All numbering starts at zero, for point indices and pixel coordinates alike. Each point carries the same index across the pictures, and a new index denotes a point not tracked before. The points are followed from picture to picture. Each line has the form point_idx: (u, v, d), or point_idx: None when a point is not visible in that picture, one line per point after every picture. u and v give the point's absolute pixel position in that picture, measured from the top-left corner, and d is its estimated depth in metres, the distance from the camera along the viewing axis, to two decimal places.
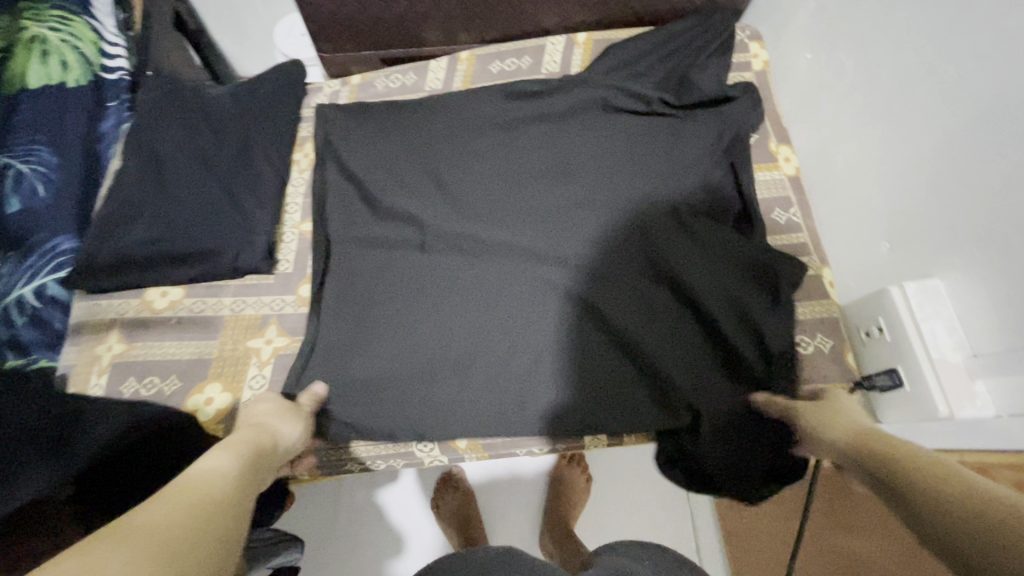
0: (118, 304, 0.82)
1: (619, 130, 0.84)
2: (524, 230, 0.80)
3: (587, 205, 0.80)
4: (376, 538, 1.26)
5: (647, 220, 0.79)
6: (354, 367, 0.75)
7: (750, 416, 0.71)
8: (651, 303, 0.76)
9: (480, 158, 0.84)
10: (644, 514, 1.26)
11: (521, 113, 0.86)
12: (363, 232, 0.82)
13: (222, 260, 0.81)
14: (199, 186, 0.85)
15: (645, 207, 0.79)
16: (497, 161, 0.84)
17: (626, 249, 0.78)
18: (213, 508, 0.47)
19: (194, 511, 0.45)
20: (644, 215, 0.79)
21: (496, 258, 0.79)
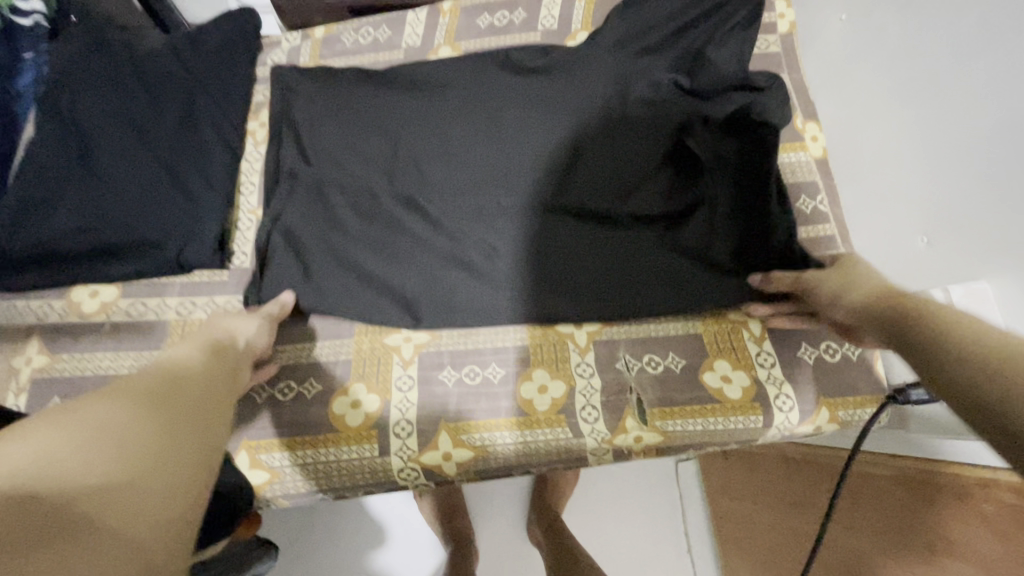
0: (36, 307, 0.68)
1: (624, 103, 0.74)
2: (511, 164, 0.73)
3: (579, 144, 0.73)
4: (355, 533, 1.19)
5: (649, 159, 0.72)
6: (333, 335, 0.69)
7: (757, 387, 0.66)
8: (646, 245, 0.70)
9: (463, 117, 0.75)
10: (635, 501, 1.22)
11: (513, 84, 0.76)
12: (337, 218, 0.71)
13: (163, 253, 0.69)
14: (135, 163, 0.71)
15: (648, 145, 0.72)
16: (482, 115, 0.75)
17: (620, 181, 0.72)
18: (210, 414, 0.40)
19: (173, 383, 0.41)
20: (645, 154, 0.72)
21: (477, 194, 0.72)
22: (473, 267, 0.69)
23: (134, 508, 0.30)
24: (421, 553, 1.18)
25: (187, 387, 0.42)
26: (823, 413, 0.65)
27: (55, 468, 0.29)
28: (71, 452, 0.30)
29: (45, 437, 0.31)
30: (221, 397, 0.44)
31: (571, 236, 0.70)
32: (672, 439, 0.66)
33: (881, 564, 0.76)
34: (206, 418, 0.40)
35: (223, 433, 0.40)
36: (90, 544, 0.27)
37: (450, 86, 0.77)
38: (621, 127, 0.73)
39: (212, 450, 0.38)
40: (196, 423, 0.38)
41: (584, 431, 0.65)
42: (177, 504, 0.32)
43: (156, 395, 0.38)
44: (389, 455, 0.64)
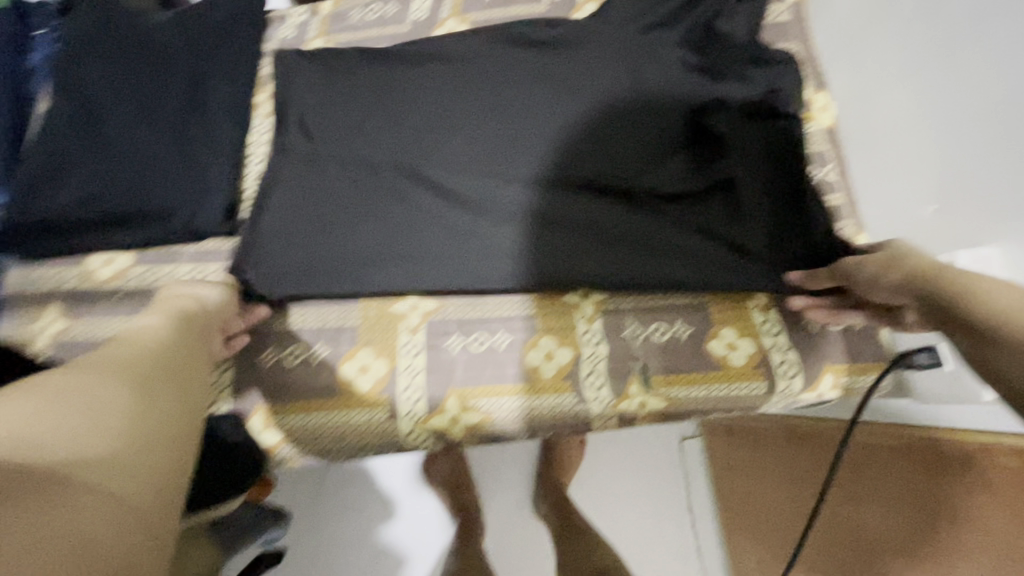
0: (53, 275, 0.70)
1: (644, 78, 0.72)
2: (527, 144, 0.71)
3: (595, 116, 0.71)
4: (364, 505, 1.22)
5: (669, 136, 0.71)
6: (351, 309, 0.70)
7: (763, 355, 0.66)
8: (663, 224, 0.68)
9: (479, 93, 0.73)
10: (639, 477, 1.23)
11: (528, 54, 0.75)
12: (347, 188, 0.72)
13: (175, 222, 0.70)
14: (146, 135, 0.72)
15: (667, 121, 0.71)
16: (498, 91, 0.73)
17: (641, 160, 0.70)
18: (181, 384, 0.43)
19: (145, 357, 0.43)
20: (664, 130, 0.71)
21: (493, 174, 0.70)
22: (490, 248, 0.68)
23: (116, 463, 0.33)
24: (428, 525, 1.20)
25: (161, 360, 0.44)
26: (827, 379, 0.66)
27: (35, 434, 0.32)
28: (48, 421, 0.33)
29: (17, 408, 0.33)
30: (189, 367, 0.46)
31: (591, 213, 0.69)
32: (677, 406, 0.67)
33: (886, 533, 0.77)
34: (175, 384, 0.42)
35: (194, 397, 0.43)
36: (81, 497, 0.30)
37: (459, 58, 0.76)
38: (644, 103, 0.71)
39: (185, 413, 0.40)
40: (164, 391, 0.40)
41: (589, 397, 0.66)
42: (150, 461, 0.35)
43: (123, 368, 0.40)
44: (398, 419, 0.66)
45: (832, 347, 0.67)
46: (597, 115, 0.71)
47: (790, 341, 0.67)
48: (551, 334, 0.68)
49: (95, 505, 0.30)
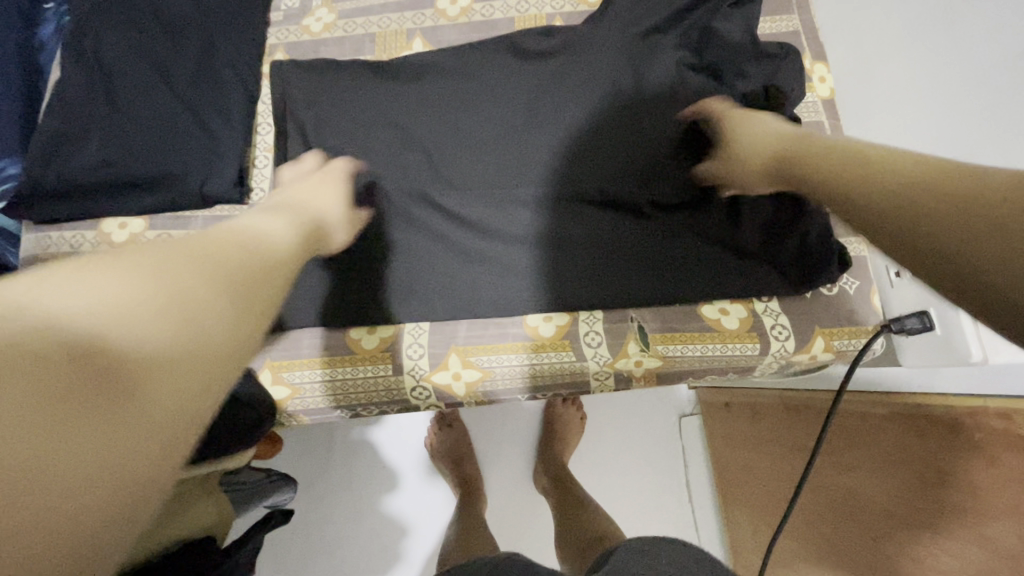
0: (69, 237, 0.72)
1: (637, 93, 0.73)
2: (527, 158, 0.73)
3: (596, 93, 0.74)
4: (368, 474, 1.25)
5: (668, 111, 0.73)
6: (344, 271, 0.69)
7: (755, 319, 0.68)
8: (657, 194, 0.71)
9: (487, 72, 0.77)
10: (637, 451, 1.26)
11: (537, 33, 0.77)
12: (359, 155, 0.75)
13: (187, 186, 0.72)
14: (158, 101, 0.74)
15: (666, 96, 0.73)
16: (505, 70, 0.77)
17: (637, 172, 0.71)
18: (208, 329, 0.28)
19: (187, 267, 0.31)
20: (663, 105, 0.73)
21: (495, 187, 0.72)
22: (493, 260, 0.70)
23: (180, 385, 0.26)
24: (431, 494, 1.24)
25: (179, 286, 0.29)
26: (819, 341, 0.68)
27: (126, 317, 0.26)
28: (133, 311, 0.26)
29: (124, 276, 0.28)
30: (260, 283, 0.34)
31: (588, 227, 0.70)
32: (671, 366, 0.69)
33: (874, 496, 0.79)
34: (199, 314, 0.29)
35: (227, 330, 0.30)
36: (134, 419, 0.25)
37: (458, 70, 0.77)
38: (638, 119, 0.72)
39: (230, 347, 0.29)
40: (194, 330, 0.28)
41: (588, 356, 0.68)
42: (216, 386, 0.28)
43: (106, 288, 0.27)
44: (403, 375, 0.68)
45: (824, 311, 0.68)
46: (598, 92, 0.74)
47: (781, 307, 0.68)
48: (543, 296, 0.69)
49: (142, 447, 0.25)
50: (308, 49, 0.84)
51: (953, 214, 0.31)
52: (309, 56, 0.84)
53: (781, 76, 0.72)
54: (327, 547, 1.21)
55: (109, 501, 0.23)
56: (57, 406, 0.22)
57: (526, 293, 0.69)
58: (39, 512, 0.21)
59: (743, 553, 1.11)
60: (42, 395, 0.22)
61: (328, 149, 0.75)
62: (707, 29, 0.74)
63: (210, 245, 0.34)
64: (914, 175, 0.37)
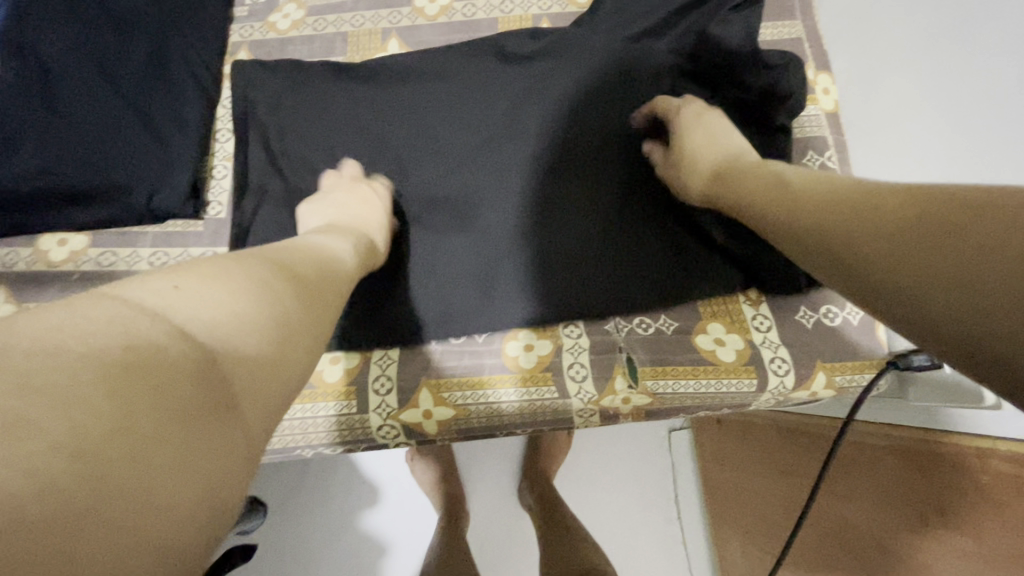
0: (4, 254, 0.66)
1: (626, 98, 0.68)
2: (505, 160, 0.67)
3: (583, 98, 0.68)
4: (344, 493, 1.19)
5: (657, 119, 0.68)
6: None
7: (751, 351, 0.63)
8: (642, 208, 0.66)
9: (465, 74, 0.71)
10: (625, 469, 1.21)
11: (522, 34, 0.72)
12: (325, 167, 0.69)
13: (134, 199, 0.65)
14: (102, 104, 0.67)
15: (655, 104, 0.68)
16: (485, 71, 0.71)
17: (626, 178, 0.67)
18: (288, 364, 0.34)
19: (280, 302, 0.36)
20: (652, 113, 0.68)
21: (468, 198, 0.66)
22: (471, 270, 0.64)
23: (266, 408, 0.31)
24: (410, 513, 1.18)
25: (277, 321, 0.34)
26: (820, 377, 0.63)
27: (225, 329, 0.30)
28: (237, 319, 0.31)
29: (230, 300, 0.32)
30: (318, 324, 0.40)
31: (573, 233, 0.64)
32: (660, 403, 0.64)
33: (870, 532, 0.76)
34: (284, 349, 0.34)
35: (295, 371, 0.35)
36: (234, 431, 0.28)
37: (433, 74, 0.72)
38: (628, 124, 0.68)
39: (293, 383, 0.34)
40: (278, 366, 0.33)
41: (571, 391, 0.63)
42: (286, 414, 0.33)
43: (223, 313, 0.31)
44: (369, 412, 0.62)
45: (824, 343, 0.64)
46: (584, 97, 0.68)
47: (778, 338, 0.64)
48: (514, 314, 0.63)
49: (238, 457, 0.27)
50: (274, 48, 0.78)
51: (925, 252, 0.32)
52: (275, 56, 0.77)
53: (784, 82, 0.65)
54: (299, 570, 1.15)
55: (213, 501, 0.25)
56: (180, 410, 0.25)
57: (503, 309, 0.63)
58: (163, 500, 0.23)
59: None
60: (159, 388, 0.25)
61: (295, 159, 0.69)
62: (703, 33, 0.69)
63: (282, 276, 0.39)
64: (913, 208, 0.35)
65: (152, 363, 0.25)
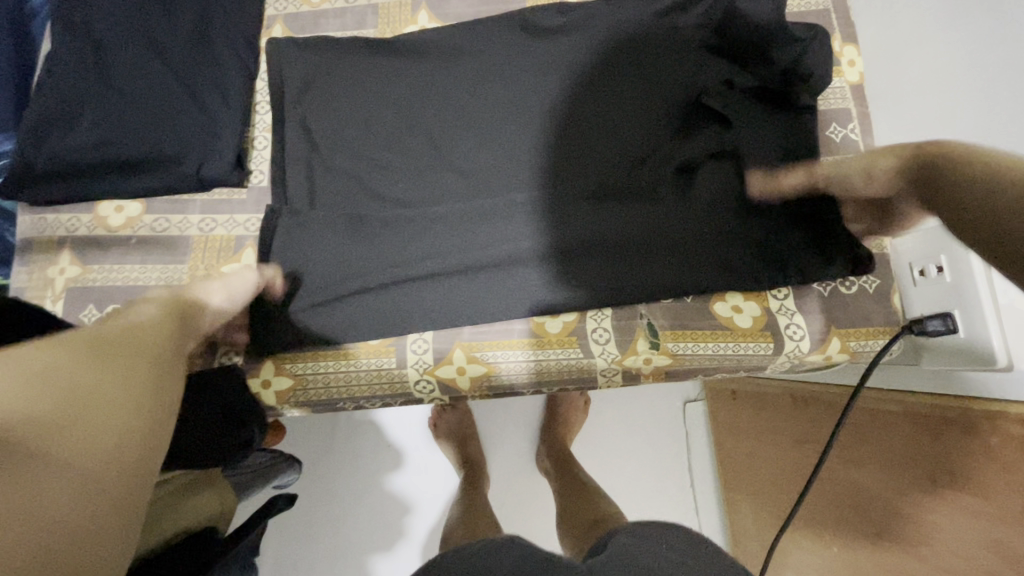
0: (66, 221, 0.71)
1: (654, 85, 0.70)
2: (528, 139, 0.71)
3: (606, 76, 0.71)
4: (373, 454, 1.26)
5: (674, 99, 0.70)
6: (334, 261, 0.67)
7: (768, 316, 0.66)
8: (656, 186, 0.68)
9: (495, 51, 0.74)
10: (641, 436, 1.25)
11: (550, 9, 0.74)
12: (357, 140, 0.72)
13: (183, 169, 0.69)
14: (150, 78, 0.71)
15: (674, 83, 0.70)
16: (513, 50, 0.73)
17: (664, 185, 0.68)
18: (99, 407, 0.37)
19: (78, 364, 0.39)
20: (670, 91, 0.70)
21: (492, 176, 0.70)
22: (513, 264, 0.66)
23: (82, 450, 0.35)
24: (435, 474, 1.24)
25: (74, 374, 0.38)
26: (835, 342, 0.65)
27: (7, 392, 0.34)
28: (20, 383, 0.35)
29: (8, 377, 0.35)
30: (136, 371, 0.42)
31: (617, 237, 0.66)
32: (680, 363, 0.67)
33: (881, 492, 0.79)
34: (91, 399, 0.37)
35: (122, 406, 0.39)
36: (34, 476, 0.33)
37: (463, 51, 0.74)
38: (657, 123, 0.70)
39: (123, 413, 0.38)
40: (87, 410, 0.36)
41: (595, 352, 0.66)
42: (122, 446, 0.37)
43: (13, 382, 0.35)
44: (405, 370, 0.67)
45: (841, 309, 0.66)
46: (608, 76, 0.71)
47: (793, 306, 0.66)
48: (536, 286, 0.66)
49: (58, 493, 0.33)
50: (309, 23, 0.80)
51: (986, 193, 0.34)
52: (310, 31, 0.80)
53: (810, 57, 0.67)
54: (332, 524, 1.23)
55: (23, 520, 0.31)
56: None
57: (527, 279, 0.66)
58: None
59: (746, 540, 1.11)
60: None
61: (329, 133, 0.72)
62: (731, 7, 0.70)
63: (84, 342, 0.41)
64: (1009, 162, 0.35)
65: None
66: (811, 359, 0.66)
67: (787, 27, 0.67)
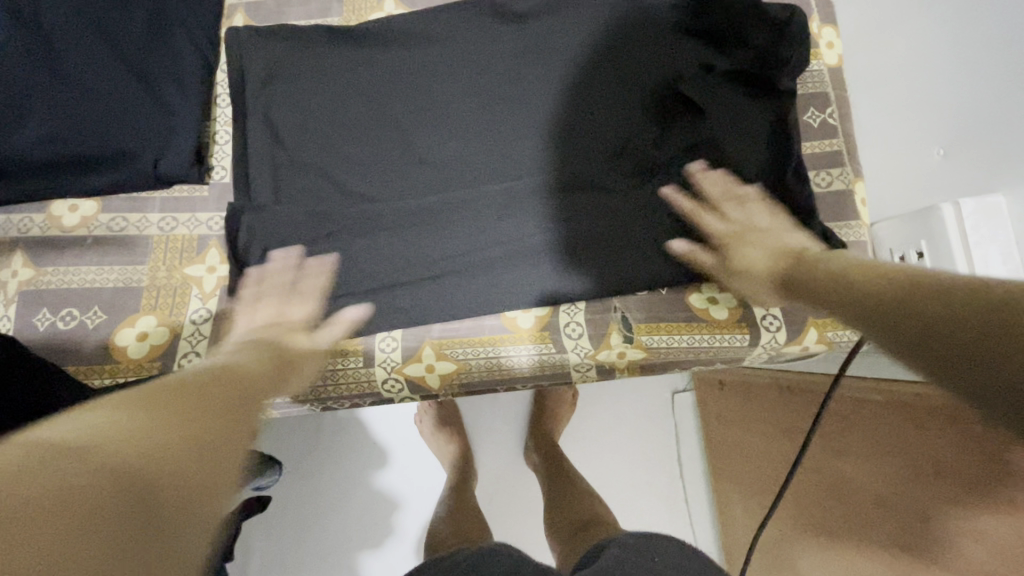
0: (18, 221, 0.68)
1: (627, 72, 0.68)
2: (499, 130, 0.68)
3: (579, 63, 0.69)
4: (358, 453, 1.24)
5: (648, 85, 0.68)
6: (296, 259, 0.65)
7: (744, 307, 0.64)
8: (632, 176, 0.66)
9: (463, 38, 0.71)
10: (629, 429, 1.24)
11: None
12: (322, 132, 0.70)
13: (139, 166, 0.67)
14: (103, 70, 0.68)
15: (648, 69, 0.68)
16: (481, 36, 0.71)
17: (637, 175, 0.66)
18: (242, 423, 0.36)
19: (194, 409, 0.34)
20: (644, 78, 0.68)
21: (462, 169, 0.68)
22: (487, 263, 0.64)
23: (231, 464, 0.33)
24: (421, 472, 1.23)
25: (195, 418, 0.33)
26: (812, 333, 0.64)
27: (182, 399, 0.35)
28: (179, 395, 0.35)
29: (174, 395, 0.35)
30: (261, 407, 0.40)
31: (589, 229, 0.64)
32: (655, 357, 0.65)
33: (866, 482, 0.78)
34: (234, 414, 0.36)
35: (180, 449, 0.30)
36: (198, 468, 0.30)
37: (431, 37, 0.72)
38: (630, 109, 0.68)
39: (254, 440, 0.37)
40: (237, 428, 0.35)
41: (568, 347, 0.65)
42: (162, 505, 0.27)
43: (134, 422, 0.30)
44: (373, 368, 0.65)
45: None
46: (580, 63, 0.69)
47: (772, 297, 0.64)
48: (509, 283, 0.64)
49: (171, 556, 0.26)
50: (271, 10, 0.77)
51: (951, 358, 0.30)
52: (272, 19, 0.77)
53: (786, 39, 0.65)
54: (317, 523, 1.21)
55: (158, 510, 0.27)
56: (97, 513, 0.24)
57: (500, 275, 0.64)
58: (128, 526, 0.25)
59: (735, 531, 1.11)
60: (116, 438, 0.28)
61: (291, 125, 0.70)
62: None
63: (185, 391, 0.36)
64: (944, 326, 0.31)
65: (62, 470, 0.24)
66: (789, 349, 0.65)
67: (761, 7, 0.66)
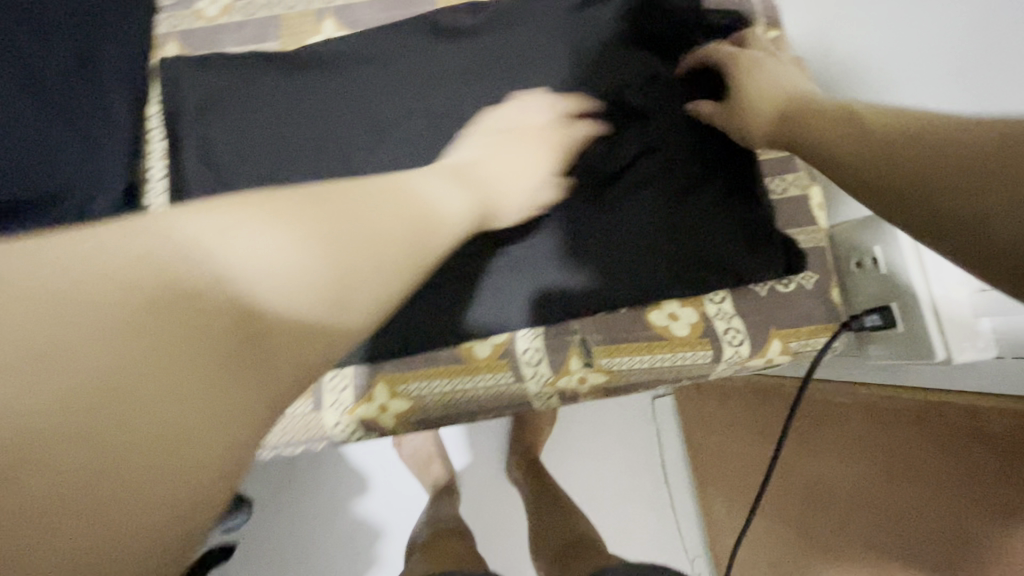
0: None
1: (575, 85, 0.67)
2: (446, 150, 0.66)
3: (524, 78, 0.67)
4: (332, 482, 1.20)
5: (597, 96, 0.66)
6: None
7: (706, 322, 0.63)
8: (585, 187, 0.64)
9: (406, 58, 0.69)
10: (611, 439, 1.22)
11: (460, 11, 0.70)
12: (261, 163, 0.67)
13: (65, 209, 0.63)
14: (20, 109, 0.64)
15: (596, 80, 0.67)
16: (424, 54, 0.69)
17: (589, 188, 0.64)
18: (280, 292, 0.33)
19: (265, 303, 0.33)
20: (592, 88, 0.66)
21: None
22: (452, 284, 0.62)
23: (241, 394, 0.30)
24: (399, 499, 1.20)
25: (255, 327, 0.32)
26: (775, 344, 0.63)
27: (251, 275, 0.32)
28: (269, 267, 0.33)
29: (245, 268, 0.32)
30: (348, 278, 0.36)
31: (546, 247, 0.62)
32: (618, 378, 0.64)
33: (840, 482, 0.77)
34: (288, 297, 0.33)
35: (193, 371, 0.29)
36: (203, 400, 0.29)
37: (373, 58, 0.69)
38: None
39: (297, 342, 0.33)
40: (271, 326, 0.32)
41: (526, 376, 0.63)
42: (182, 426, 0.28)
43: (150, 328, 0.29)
44: (324, 410, 0.63)
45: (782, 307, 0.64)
46: (526, 78, 0.67)
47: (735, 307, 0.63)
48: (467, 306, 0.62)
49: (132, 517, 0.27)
50: (204, 38, 0.74)
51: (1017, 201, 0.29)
52: (206, 47, 0.74)
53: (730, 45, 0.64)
54: (292, 559, 1.17)
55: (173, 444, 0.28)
56: (88, 451, 0.26)
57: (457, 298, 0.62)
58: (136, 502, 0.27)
59: (721, 534, 1.10)
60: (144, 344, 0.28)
61: (229, 156, 0.67)
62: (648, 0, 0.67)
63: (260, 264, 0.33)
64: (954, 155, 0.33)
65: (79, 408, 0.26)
66: (750, 361, 0.64)
67: (705, 20, 0.68)
